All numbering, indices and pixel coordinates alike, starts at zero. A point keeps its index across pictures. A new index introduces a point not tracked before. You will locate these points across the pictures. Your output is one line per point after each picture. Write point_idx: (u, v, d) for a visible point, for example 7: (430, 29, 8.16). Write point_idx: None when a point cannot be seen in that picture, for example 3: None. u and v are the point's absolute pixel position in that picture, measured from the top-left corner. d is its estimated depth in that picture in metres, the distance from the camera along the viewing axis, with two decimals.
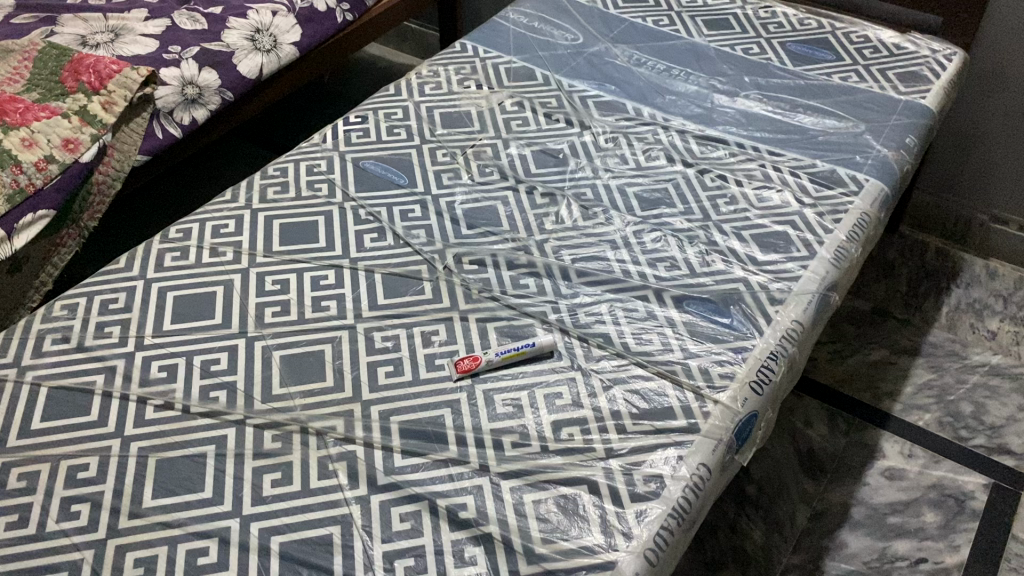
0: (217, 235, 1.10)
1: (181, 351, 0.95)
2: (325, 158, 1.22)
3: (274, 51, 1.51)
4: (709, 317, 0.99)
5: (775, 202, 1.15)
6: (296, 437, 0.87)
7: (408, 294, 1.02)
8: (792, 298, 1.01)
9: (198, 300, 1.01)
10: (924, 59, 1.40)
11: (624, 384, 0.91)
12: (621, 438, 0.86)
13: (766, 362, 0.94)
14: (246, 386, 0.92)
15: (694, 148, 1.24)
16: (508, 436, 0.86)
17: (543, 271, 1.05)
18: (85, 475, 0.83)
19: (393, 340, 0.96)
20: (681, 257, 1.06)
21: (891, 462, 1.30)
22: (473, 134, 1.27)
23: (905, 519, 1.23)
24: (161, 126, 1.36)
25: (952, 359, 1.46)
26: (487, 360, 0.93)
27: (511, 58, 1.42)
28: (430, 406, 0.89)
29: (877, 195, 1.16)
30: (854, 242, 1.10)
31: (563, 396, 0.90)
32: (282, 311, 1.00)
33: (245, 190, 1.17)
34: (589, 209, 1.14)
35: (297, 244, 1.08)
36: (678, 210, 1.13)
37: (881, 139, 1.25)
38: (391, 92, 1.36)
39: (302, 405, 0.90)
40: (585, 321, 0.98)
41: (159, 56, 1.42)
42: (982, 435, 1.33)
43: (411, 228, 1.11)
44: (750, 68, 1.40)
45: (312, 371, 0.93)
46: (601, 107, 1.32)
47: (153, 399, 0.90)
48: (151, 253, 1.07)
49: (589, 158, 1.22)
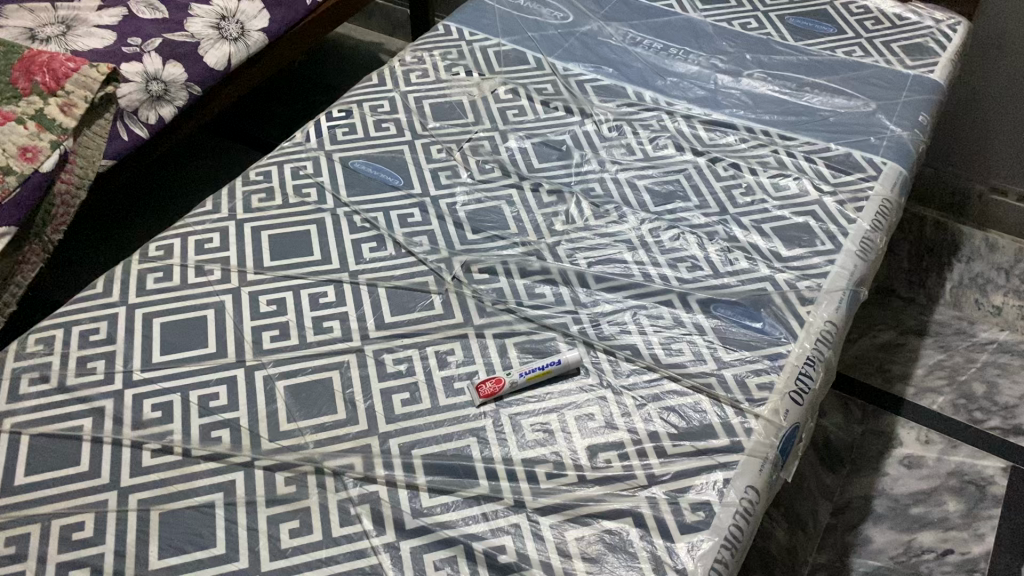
0: (202, 252, 1.01)
1: (175, 387, 0.87)
2: (310, 159, 1.13)
3: (242, 39, 1.40)
4: (739, 322, 0.93)
5: (792, 190, 1.09)
6: (310, 479, 0.80)
7: (417, 310, 0.95)
8: (823, 296, 0.96)
9: (189, 327, 0.93)
10: (927, 30, 1.36)
11: (658, 401, 0.86)
12: (662, 462, 0.81)
13: (803, 369, 0.89)
14: (250, 423, 0.84)
15: (701, 135, 1.17)
16: (541, 466, 0.81)
17: (558, 278, 0.98)
18: (82, 535, 0.76)
19: (406, 362, 0.90)
20: (702, 256, 1.01)
21: (908, 450, 1.27)
22: (468, 127, 1.19)
23: (928, 509, 1.20)
24: (126, 128, 1.26)
25: (960, 338, 1.43)
26: (512, 382, 0.86)
27: (499, 40, 1.34)
28: (453, 436, 0.83)
29: (896, 178, 1.11)
30: (878, 231, 1.05)
31: (595, 417, 0.85)
32: (282, 335, 0.92)
33: (226, 198, 1.08)
34: (600, 206, 1.07)
35: (290, 258, 1.00)
36: (693, 203, 1.07)
37: (894, 118, 1.20)
38: (375, 83, 1.27)
39: (314, 442, 0.83)
40: (609, 333, 0.92)
41: (118, 50, 1.31)
42: (997, 416, 1.31)
43: (413, 234, 1.03)
44: (750, 45, 1.33)
45: (322, 403, 0.86)
46: (600, 92, 1.24)
47: (149, 443, 0.82)
48: (131, 274, 0.98)
49: (594, 150, 1.15)
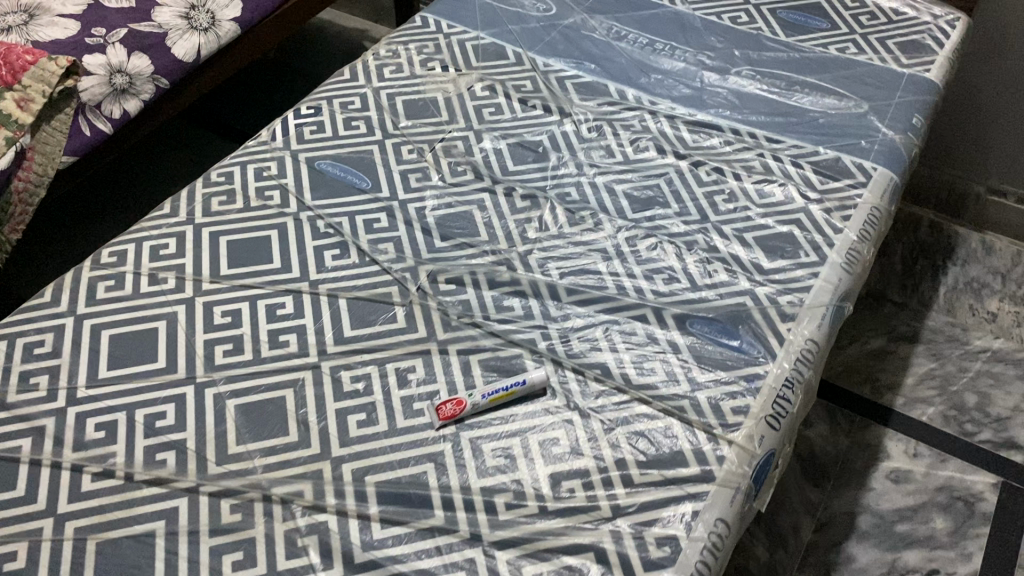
0: (156, 258, 0.96)
1: (120, 405, 0.83)
2: (275, 159, 1.09)
3: (212, 30, 1.35)
4: (716, 339, 0.89)
5: (777, 197, 1.04)
6: (256, 507, 0.76)
7: (379, 324, 0.91)
8: (805, 312, 0.92)
9: (138, 340, 0.89)
10: (925, 26, 1.30)
11: (626, 426, 0.82)
12: (628, 493, 0.77)
13: (781, 392, 0.85)
14: (197, 445, 0.80)
15: (684, 136, 1.13)
16: (500, 496, 0.77)
17: (528, 290, 0.93)
18: (13, 566, 0.72)
19: (365, 381, 0.85)
20: (679, 268, 0.96)
21: (896, 464, 1.23)
22: (441, 126, 1.14)
23: (913, 527, 1.16)
24: (89, 122, 1.21)
25: (952, 346, 1.39)
26: (473, 404, 0.82)
27: (478, 33, 1.29)
28: (410, 462, 0.79)
29: (885, 186, 1.06)
30: (866, 242, 1.00)
31: (560, 442, 0.81)
32: (235, 349, 0.88)
33: (186, 201, 1.03)
34: (576, 213, 1.02)
35: (248, 266, 0.96)
36: (672, 211, 1.03)
37: (886, 120, 1.15)
38: (347, 77, 1.21)
39: (263, 467, 0.79)
40: (579, 350, 0.88)
41: (80, 41, 1.26)
42: (988, 429, 1.27)
43: (378, 241, 0.99)
44: (740, 40, 1.28)
45: (273, 423, 0.82)
46: (581, 90, 1.19)
47: (89, 466, 0.79)
48: (80, 282, 0.94)
49: (571, 151, 1.10)
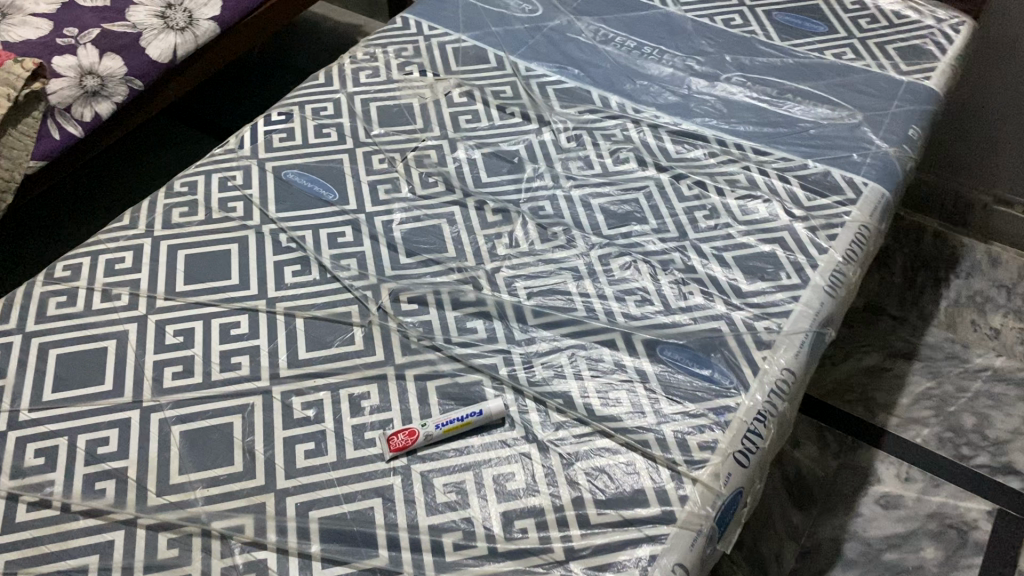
0: (111, 273, 0.93)
1: (61, 430, 0.80)
2: (242, 168, 1.05)
3: (190, 29, 1.31)
4: (685, 368, 0.84)
5: (761, 215, 0.99)
6: (195, 541, 0.73)
7: (335, 346, 0.87)
8: (782, 339, 0.87)
9: (86, 360, 0.86)
10: (928, 30, 1.25)
11: (586, 461, 0.78)
12: (583, 535, 0.73)
13: (752, 426, 0.81)
14: (137, 474, 0.77)
15: (668, 147, 1.08)
16: (449, 536, 0.73)
17: (493, 311, 0.89)
18: None
19: (317, 407, 0.82)
20: (653, 289, 0.92)
21: (887, 488, 1.22)
22: (415, 134, 1.10)
23: (902, 556, 1.14)
24: (58, 126, 1.18)
25: (952, 363, 1.36)
26: (426, 435, 0.78)
27: (460, 35, 1.24)
28: (356, 496, 0.76)
29: (876, 203, 1.01)
30: (851, 264, 0.95)
31: (515, 478, 0.77)
32: (185, 371, 0.85)
33: (146, 212, 1.00)
34: (547, 228, 0.98)
35: (206, 282, 0.92)
36: (650, 227, 0.98)
37: (881, 132, 1.09)
38: (321, 82, 1.17)
39: (205, 498, 0.76)
40: (542, 378, 0.84)
41: (52, 42, 1.24)
42: (986, 453, 1.25)
43: (340, 257, 0.95)
44: (731, 44, 1.23)
45: (216, 452, 0.79)
46: (563, 96, 1.15)
47: (25, 495, 0.76)
48: (32, 297, 0.91)
49: (548, 162, 1.06)
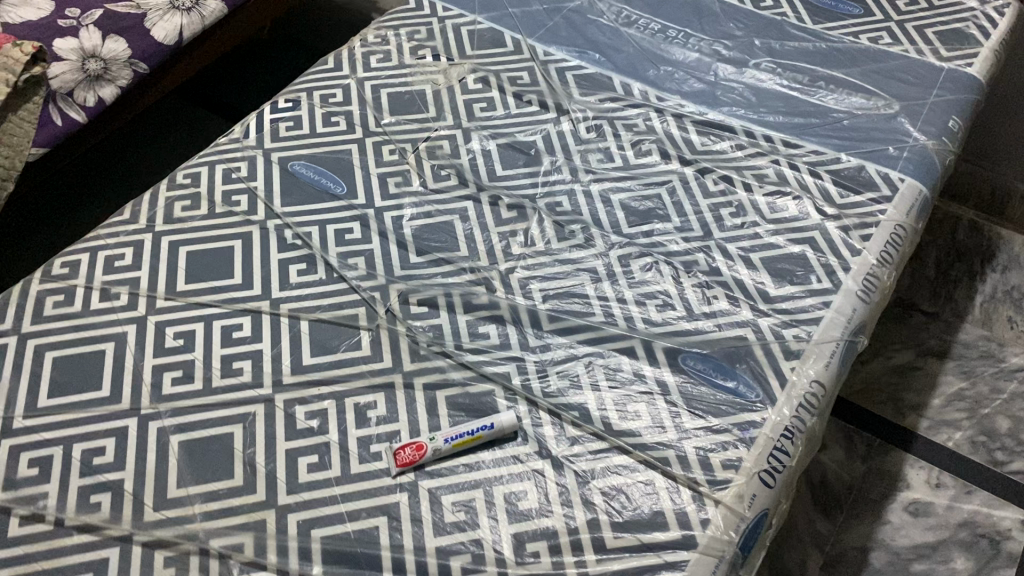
0: (111, 270, 0.90)
1: (57, 438, 0.77)
2: (247, 159, 1.01)
3: (196, 9, 1.27)
4: (708, 379, 0.80)
5: (789, 212, 0.94)
6: (192, 560, 0.70)
7: (341, 351, 0.83)
8: (811, 349, 0.82)
9: (81, 364, 0.82)
10: (970, 13, 1.18)
11: (603, 479, 0.74)
12: (598, 560, 0.69)
13: (779, 443, 0.76)
14: (134, 487, 0.74)
15: (692, 139, 1.02)
16: (458, 559, 0.70)
17: (508, 315, 0.85)
18: None
19: (320, 418, 0.78)
20: (675, 293, 0.87)
21: (916, 495, 1.18)
22: (427, 123, 1.05)
23: (931, 566, 1.11)
24: (60, 112, 1.14)
25: (986, 363, 1.32)
26: (434, 449, 0.75)
27: (475, 16, 1.19)
28: (362, 515, 0.72)
29: (913, 201, 0.96)
30: (886, 267, 0.90)
31: (527, 496, 0.73)
32: (184, 377, 0.81)
33: (147, 205, 0.96)
34: (565, 226, 0.93)
35: (207, 281, 0.89)
36: (672, 225, 0.93)
37: (919, 123, 1.03)
38: (330, 67, 1.13)
39: (203, 514, 0.72)
40: (557, 388, 0.79)
41: (53, 24, 1.19)
42: (1020, 459, 1.21)
43: (348, 255, 0.91)
44: (761, 28, 1.17)
45: (216, 463, 0.75)
46: (582, 83, 1.09)
47: (18, 508, 0.73)
48: (29, 296, 0.88)
49: (566, 154, 1.01)
